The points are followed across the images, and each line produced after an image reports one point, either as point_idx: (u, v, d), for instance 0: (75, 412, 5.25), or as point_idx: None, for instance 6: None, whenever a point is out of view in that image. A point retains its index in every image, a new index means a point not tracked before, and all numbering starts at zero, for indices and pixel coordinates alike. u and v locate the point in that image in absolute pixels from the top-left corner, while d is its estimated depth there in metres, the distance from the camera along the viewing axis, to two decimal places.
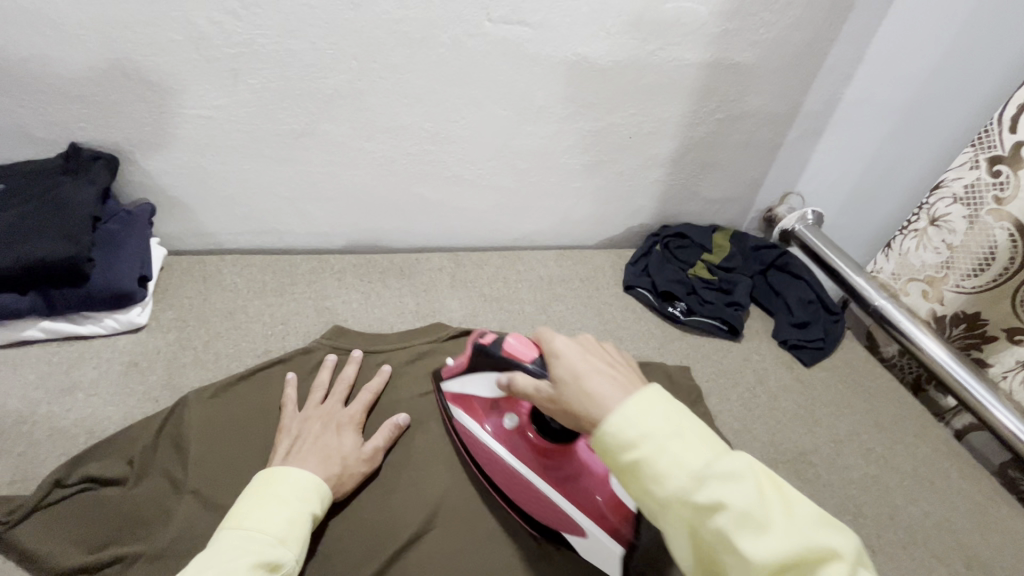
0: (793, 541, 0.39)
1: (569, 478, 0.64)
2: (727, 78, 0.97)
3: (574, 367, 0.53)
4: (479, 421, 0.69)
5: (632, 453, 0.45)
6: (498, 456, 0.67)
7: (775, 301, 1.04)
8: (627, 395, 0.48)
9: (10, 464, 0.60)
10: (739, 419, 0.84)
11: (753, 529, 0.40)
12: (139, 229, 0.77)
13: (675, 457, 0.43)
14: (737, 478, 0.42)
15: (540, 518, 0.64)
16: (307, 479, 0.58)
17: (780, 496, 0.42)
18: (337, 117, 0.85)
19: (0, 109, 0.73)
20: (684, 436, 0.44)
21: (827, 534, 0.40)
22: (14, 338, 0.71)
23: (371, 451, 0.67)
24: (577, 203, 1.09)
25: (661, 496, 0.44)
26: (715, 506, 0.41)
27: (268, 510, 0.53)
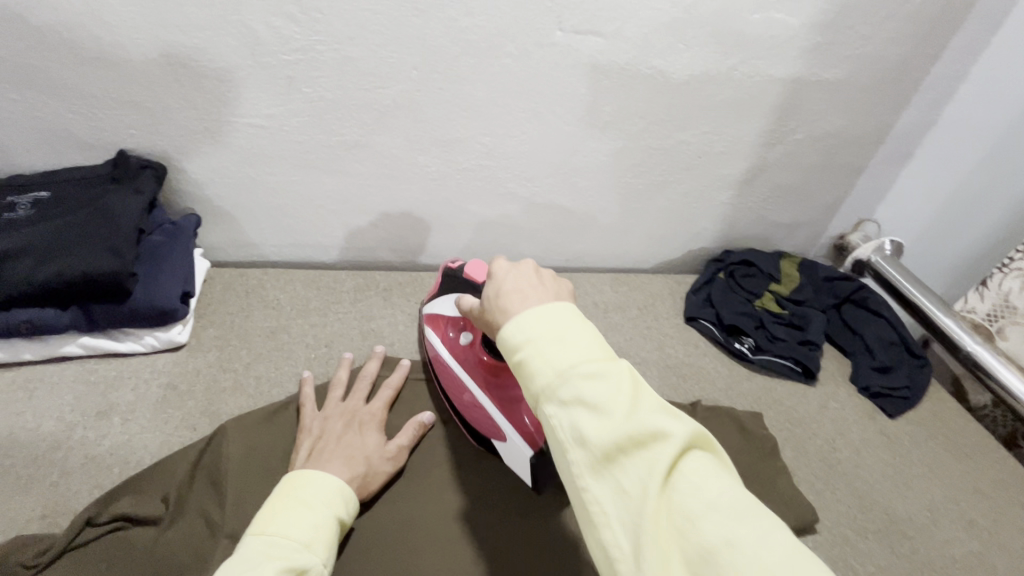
0: (633, 428, 0.37)
1: (502, 392, 0.66)
2: (812, 96, 0.89)
3: (500, 284, 0.48)
4: (442, 334, 0.73)
5: (516, 355, 0.42)
6: (449, 365, 0.71)
7: (853, 340, 0.94)
8: (540, 305, 0.44)
9: (41, 495, 0.56)
10: (820, 477, 0.76)
11: (596, 418, 0.38)
12: (184, 242, 0.74)
13: (545, 354, 0.41)
14: (596, 371, 0.39)
15: (474, 422, 0.68)
16: (330, 478, 0.55)
17: (641, 392, 0.39)
18: (392, 129, 0.80)
19: (49, 113, 0.70)
20: (564, 336, 0.41)
21: (662, 417, 0.38)
22: (51, 353, 0.67)
23: (394, 450, 0.66)
24: (636, 225, 1.02)
25: (532, 392, 0.41)
26: (572, 400, 0.39)
27: (293, 512, 0.49)
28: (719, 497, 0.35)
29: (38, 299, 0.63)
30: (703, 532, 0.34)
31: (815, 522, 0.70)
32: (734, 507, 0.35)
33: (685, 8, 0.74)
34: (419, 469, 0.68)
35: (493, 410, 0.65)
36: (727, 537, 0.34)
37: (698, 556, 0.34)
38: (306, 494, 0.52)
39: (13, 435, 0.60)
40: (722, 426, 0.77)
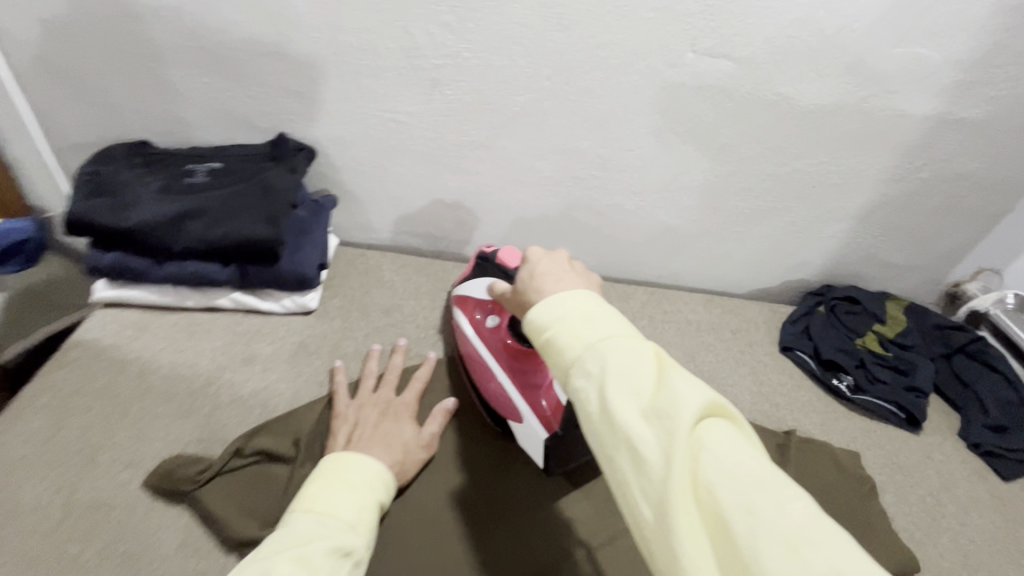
0: (657, 398, 0.37)
1: (519, 376, 0.67)
2: (945, 135, 0.86)
3: (533, 268, 0.50)
4: (468, 316, 0.75)
5: (546, 330, 0.43)
6: (473, 350, 0.72)
7: (963, 394, 0.89)
8: (569, 291, 0.45)
9: (198, 421, 0.64)
10: (922, 527, 0.72)
11: (619, 386, 0.38)
12: (325, 219, 0.81)
13: (575, 330, 0.42)
14: (621, 344, 0.40)
15: (490, 403, 0.70)
16: (369, 465, 0.55)
17: (661, 363, 0.40)
18: (517, 133, 0.85)
19: (230, 97, 0.81)
20: (592, 316, 0.43)
21: (686, 386, 0.37)
22: (208, 304, 0.76)
23: (427, 437, 0.68)
24: (736, 248, 1.02)
25: (557, 364, 0.42)
26: (597, 368, 0.39)
27: (337, 493, 0.50)
28: (741, 464, 0.35)
29: (207, 255, 0.73)
30: (722, 497, 0.33)
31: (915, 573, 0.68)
32: (754, 474, 0.34)
33: (822, 37, 0.75)
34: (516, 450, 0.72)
35: (513, 393, 0.67)
36: (748, 503, 0.33)
37: (718, 524, 0.33)
38: (349, 477, 0.52)
39: (176, 368, 0.69)
40: (817, 459, 0.75)
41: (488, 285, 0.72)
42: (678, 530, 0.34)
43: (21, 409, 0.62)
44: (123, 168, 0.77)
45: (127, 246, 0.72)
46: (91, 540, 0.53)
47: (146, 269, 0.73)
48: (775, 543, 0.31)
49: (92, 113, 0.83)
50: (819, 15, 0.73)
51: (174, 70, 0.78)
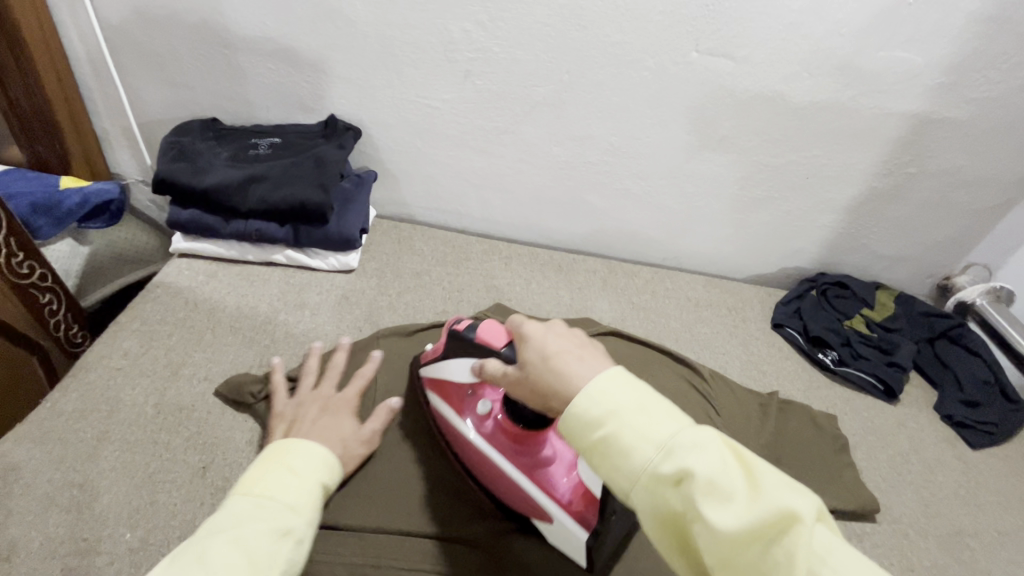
0: (760, 509, 0.39)
1: (535, 469, 0.63)
2: (930, 133, 0.94)
3: (546, 347, 0.51)
4: (457, 409, 0.68)
5: (601, 430, 0.44)
6: (474, 444, 0.66)
7: (941, 372, 0.96)
8: (602, 375, 0.46)
9: (259, 351, 0.76)
10: (888, 480, 0.80)
11: (716, 497, 0.40)
12: (367, 190, 0.93)
13: (641, 428, 0.43)
14: (703, 445, 0.42)
15: (510, 499, 0.66)
16: (314, 451, 0.56)
17: (745, 467, 0.42)
18: (538, 121, 0.95)
19: (290, 82, 0.93)
20: (651, 408, 0.44)
21: (786, 495, 0.39)
22: (265, 259, 0.88)
23: (368, 435, 0.68)
24: (736, 234, 1.11)
25: (633, 469, 0.43)
26: (683, 476, 0.41)
27: (279, 479, 0.51)
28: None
29: (268, 215, 0.85)
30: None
31: (877, 515, 0.76)
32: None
33: (814, 41, 0.84)
34: None
35: (534, 489, 0.62)
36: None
37: None
38: (291, 462, 0.54)
39: (240, 308, 0.81)
40: (796, 416, 0.84)
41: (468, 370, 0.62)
42: None
43: (116, 331, 0.74)
44: (198, 140, 0.89)
45: (202, 204, 0.84)
46: (176, 431, 0.65)
47: (217, 225, 0.85)
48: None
49: (171, 93, 0.96)
50: (809, 21, 0.82)
51: (244, 57, 0.91)
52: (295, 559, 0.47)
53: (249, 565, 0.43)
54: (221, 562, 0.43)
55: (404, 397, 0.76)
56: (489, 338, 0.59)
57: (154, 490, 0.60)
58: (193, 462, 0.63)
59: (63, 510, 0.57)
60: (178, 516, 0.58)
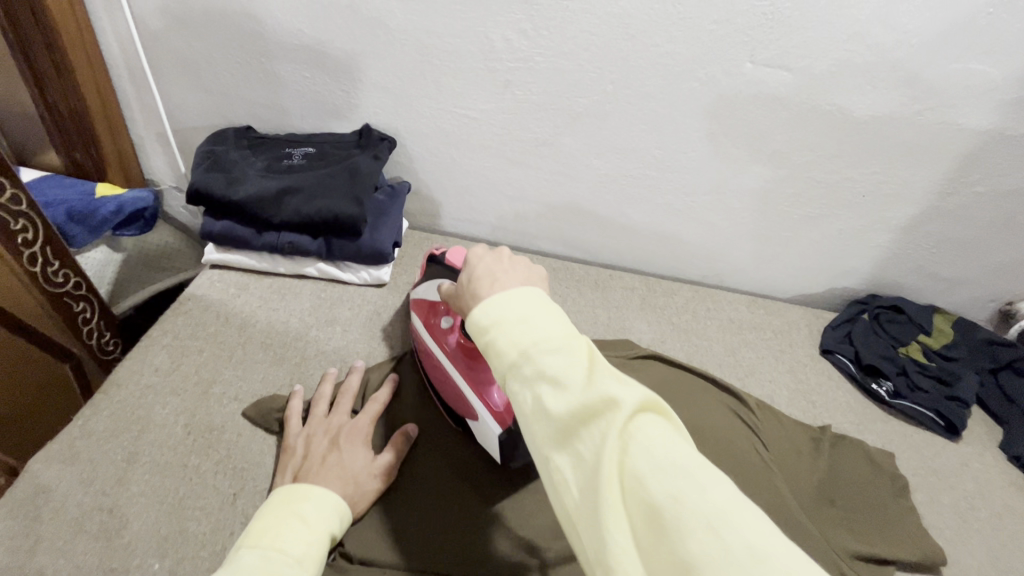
0: (588, 397, 0.39)
1: (476, 376, 0.65)
2: (1003, 151, 0.88)
3: (473, 269, 0.52)
4: (423, 320, 0.73)
5: (483, 336, 0.46)
6: (431, 350, 0.71)
7: (1007, 408, 0.90)
8: (509, 290, 0.46)
9: (289, 369, 0.74)
10: (954, 527, 0.75)
11: (554, 387, 0.41)
12: (401, 203, 0.90)
13: (513, 334, 0.44)
14: (557, 347, 0.42)
15: (450, 401, 0.69)
16: (327, 500, 0.57)
17: (593, 365, 0.42)
18: (578, 133, 0.92)
19: (326, 90, 0.91)
20: (530, 317, 0.45)
21: (619, 388, 0.39)
22: (297, 271, 0.87)
23: (381, 466, 0.65)
24: (783, 252, 1.05)
25: (498, 370, 0.44)
26: (535, 374, 0.42)
27: (290, 526, 0.51)
28: (670, 455, 0.36)
29: (301, 227, 0.83)
30: (651, 491, 0.35)
31: (943, 567, 0.70)
32: (682, 466, 0.36)
33: (880, 52, 0.78)
34: None
35: (470, 393, 0.65)
36: (675, 494, 0.35)
37: (649, 513, 0.35)
38: (303, 511, 0.54)
39: (271, 323, 0.79)
40: (851, 453, 0.78)
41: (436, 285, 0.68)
42: (616, 527, 0.35)
43: (148, 345, 0.73)
44: (233, 148, 0.88)
45: (236, 215, 0.83)
46: (206, 455, 0.63)
47: (250, 236, 0.84)
48: (703, 534, 0.33)
49: (206, 100, 0.95)
50: (876, 31, 0.77)
51: (280, 65, 0.89)
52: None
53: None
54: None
55: (433, 420, 0.72)
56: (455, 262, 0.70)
57: (183, 518, 0.58)
58: (223, 489, 0.60)
59: (94, 538, 0.56)
60: (207, 547, 0.56)
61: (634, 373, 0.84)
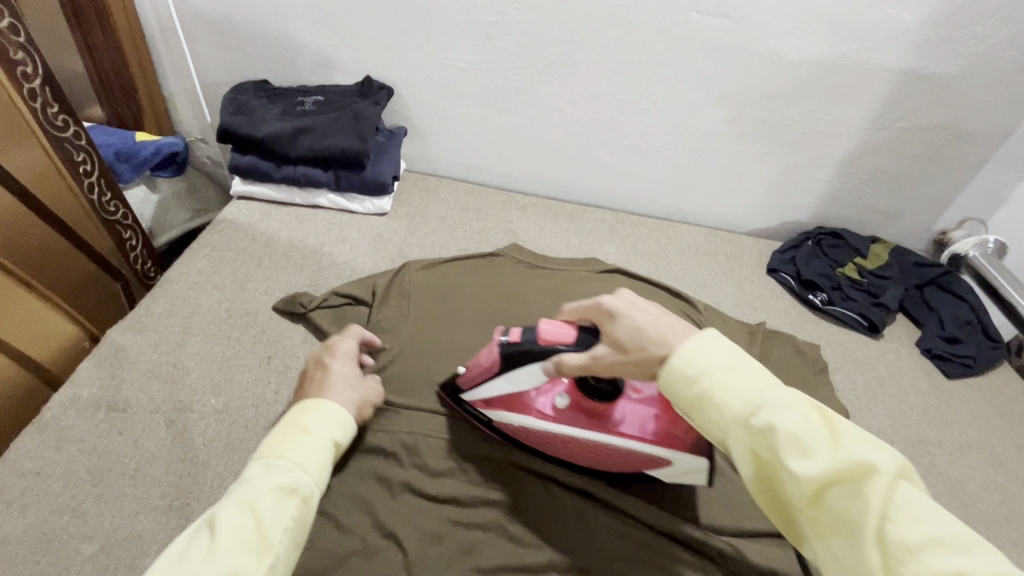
0: (840, 461, 0.42)
1: (622, 428, 0.62)
2: (922, 89, 1.01)
3: (636, 321, 0.52)
4: (524, 411, 0.66)
5: (692, 386, 0.48)
6: (562, 435, 0.65)
7: (926, 314, 1.03)
8: (698, 335, 0.49)
9: (308, 275, 0.90)
10: (861, 398, 0.90)
11: (799, 451, 0.43)
12: (398, 143, 1.04)
13: (729, 387, 0.46)
14: (790, 403, 0.44)
15: (618, 463, 0.66)
16: (333, 410, 0.54)
17: (831, 426, 0.44)
18: (552, 80, 1.05)
19: (331, 46, 1.05)
20: (738, 366, 0.47)
21: (873, 453, 0.41)
22: (310, 201, 1.01)
23: (371, 382, 0.67)
24: (738, 188, 1.18)
25: (719, 422, 0.46)
26: (766, 427, 0.44)
27: (291, 437, 0.49)
28: (940, 528, 0.39)
29: (313, 162, 0.97)
30: (926, 563, 0.37)
31: None
32: (957, 540, 0.38)
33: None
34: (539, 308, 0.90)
35: (635, 444, 0.62)
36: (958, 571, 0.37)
37: None
38: (305, 421, 0.51)
39: (291, 240, 0.94)
40: (780, 342, 0.93)
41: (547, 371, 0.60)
42: None
43: (191, 254, 0.88)
44: (254, 97, 1.02)
45: (258, 151, 0.97)
46: (245, 331, 0.79)
47: (270, 170, 0.98)
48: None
49: (228, 57, 1.09)
50: None
51: (291, 24, 1.03)
52: (302, 518, 0.45)
53: (256, 535, 0.42)
54: (230, 531, 0.42)
55: (428, 308, 0.86)
56: (555, 338, 0.58)
57: (230, 372, 0.74)
58: (260, 353, 0.76)
59: (162, 382, 0.72)
60: (251, 392, 0.72)
61: (601, 283, 0.98)
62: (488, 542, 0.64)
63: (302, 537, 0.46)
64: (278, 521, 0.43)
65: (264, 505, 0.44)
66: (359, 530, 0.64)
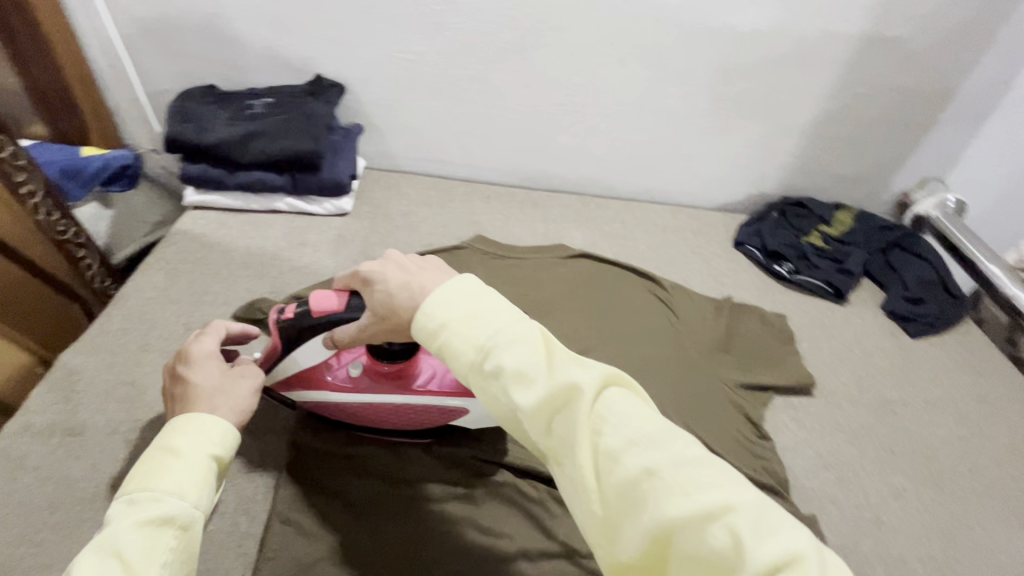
0: (553, 386, 0.41)
1: (423, 384, 0.68)
2: (874, 53, 1.01)
3: (389, 285, 0.52)
4: (327, 384, 0.68)
5: (436, 342, 0.47)
6: (366, 401, 0.68)
7: (890, 276, 1.05)
8: (442, 289, 0.47)
9: (269, 281, 0.88)
10: (827, 364, 0.92)
11: (521, 383, 0.42)
12: (354, 141, 1.03)
13: (463, 335, 0.45)
14: (517, 341, 0.43)
15: (424, 421, 0.71)
16: (211, 425, 0.49)
17: (552, 352, 0.43)
18: (506, 67, 1.04)
19: (277, 46, 1.02)
20: (476, 313, 0.46)
21: (581, 371, 0.41)
22: (268, 206, 1.00)
23: (242, 368, 0.58)
24: (701, 165, 1.18)
25: (461, 370, 0.45)
26: (496, 368, 0.43)
27: (154, 464, 0.45)
28: (640, 428, 0.39)
29: (267, 166, 0.96)
30: (625, 465, 0.37)
31: (814, 391, 0.87)
32: (654, 438, 0.38)
33: None
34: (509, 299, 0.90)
35: (436, 397, 0.68)
36: (648, 466, 0.37)
37: (628, 490, 0.37)
38: (175, 443, 0.47)
39: (249, 247, 0.93)
40: (746, 314, 0.94)
41: (327, 342, 0.60)
42: (603, 507, 0.38)
43: (146, 269, 0.86)
44: (201, 103, 0.99)
45: (209, 159, 0.95)
46: None
47: (223, 177, 0.96)
48: (675, 497, 0.35)
49: (172, 64, 1.06)
50: None
51: (234, 25, 1.00)
52: (183, 546, 0.42)
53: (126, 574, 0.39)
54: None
55: None
56: (330, 307, 0.59)
57: None
58: None
59: (119, 402, 0.71)
60: None
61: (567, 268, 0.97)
62: (459, 536, 0.65)
63: (189, 564, 0.43)
64: (152, 555, 0.40)
65: (133, 541, 0.40)
66: (327, 535, 0.64)
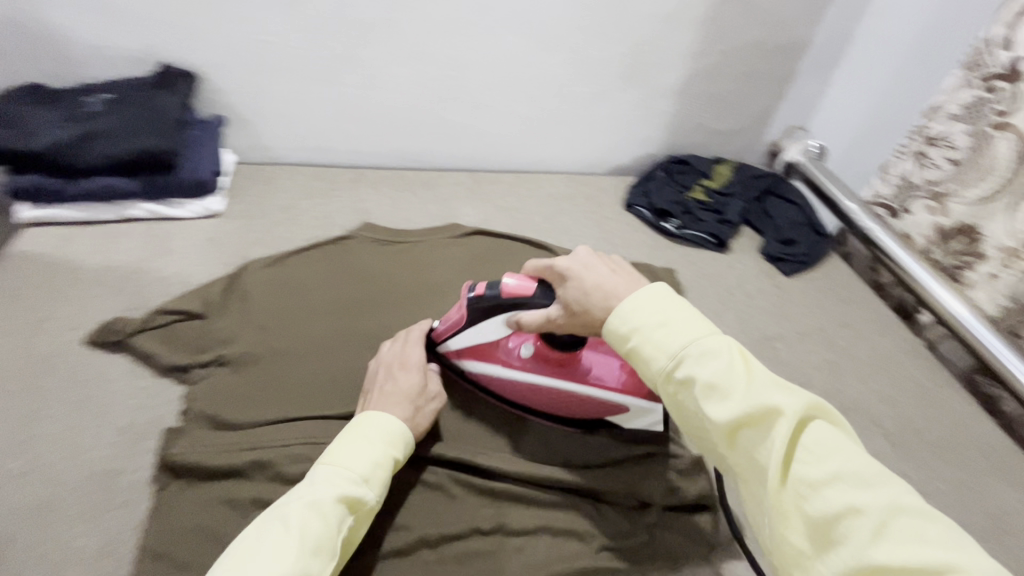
0: (752, 404, 0.47)
1: (594, 375, 0.69)
2: (731, 10, 1.06)
3: (584, 283, 0.59)
4: (498, 365, 0.71)
5: (628, 343, 0.54)
6: (529, 383, 0.70)
7: (765, 222, 1.13)
8: (641, 292, 0.55)
9: (127, 297, 0.80)
10: (714, 310, 0.97)
11: (717, 396, 0.48)
12: (214, 134, 0.95)
13: (654, 342, 0.52)
14: (711, 355, 0.50)
15: (580, 412, 0.72)
16: (394, 427, 0.59)
17: (751, 371, 0.49)
18: (373, 42, 0.98)
19: (109, 33, 0.91)
20: (668, 323, 0.53)
21: (786, 398, 0.47)
22: (121, 215, 0.90)
23: (433, 387, 0.67)
24: (587, 131, 1.19)
25: (649, 372, 0.53)
26: (688, 377, 0.50)
27: (355, 445, 0.56)
28: (841, 465, 0.44)
29: (114, 170, 0.86)
30: (823, 494, 0.43)
31: None
32: (853, 474, 0.43)
33: None
34: (399, 286, 0.87)
35: (604, 390, 0.69)
36: (850, 502, 0.42)
37: (820, 519, 0.42)
38: (369, 433, 0.57)
39: (101, 263, 0.84)
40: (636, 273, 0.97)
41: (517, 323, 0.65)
42: (793, 529, 0.44)
43: None
44: (22, 103, 0.85)
45: (42, 168, 0.84)
46: (53, 376, 0.70)
47: (61, 186, 0.86)
48: (883, 543, 0.40)
49: None
50: None
51: (49, 11, 0.87)
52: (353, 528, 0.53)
53: (322, 538, 0.49)
54: (303, 528, 0.49)
55: (274, 308, 0.80)
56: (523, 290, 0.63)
57: (37, 426, 0.66)
58: (76, 397, 0.69)
59: None
60: (68, 441, 0.65)
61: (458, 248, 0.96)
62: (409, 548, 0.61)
63: (349, 541, 0.54)
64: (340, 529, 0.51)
65: (332, 511, 0.51)
66: None
